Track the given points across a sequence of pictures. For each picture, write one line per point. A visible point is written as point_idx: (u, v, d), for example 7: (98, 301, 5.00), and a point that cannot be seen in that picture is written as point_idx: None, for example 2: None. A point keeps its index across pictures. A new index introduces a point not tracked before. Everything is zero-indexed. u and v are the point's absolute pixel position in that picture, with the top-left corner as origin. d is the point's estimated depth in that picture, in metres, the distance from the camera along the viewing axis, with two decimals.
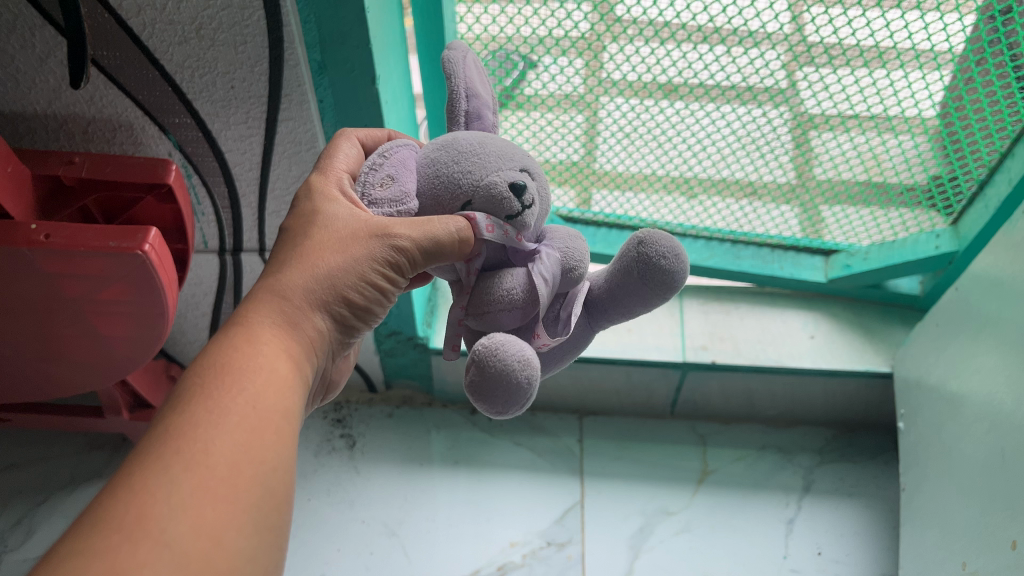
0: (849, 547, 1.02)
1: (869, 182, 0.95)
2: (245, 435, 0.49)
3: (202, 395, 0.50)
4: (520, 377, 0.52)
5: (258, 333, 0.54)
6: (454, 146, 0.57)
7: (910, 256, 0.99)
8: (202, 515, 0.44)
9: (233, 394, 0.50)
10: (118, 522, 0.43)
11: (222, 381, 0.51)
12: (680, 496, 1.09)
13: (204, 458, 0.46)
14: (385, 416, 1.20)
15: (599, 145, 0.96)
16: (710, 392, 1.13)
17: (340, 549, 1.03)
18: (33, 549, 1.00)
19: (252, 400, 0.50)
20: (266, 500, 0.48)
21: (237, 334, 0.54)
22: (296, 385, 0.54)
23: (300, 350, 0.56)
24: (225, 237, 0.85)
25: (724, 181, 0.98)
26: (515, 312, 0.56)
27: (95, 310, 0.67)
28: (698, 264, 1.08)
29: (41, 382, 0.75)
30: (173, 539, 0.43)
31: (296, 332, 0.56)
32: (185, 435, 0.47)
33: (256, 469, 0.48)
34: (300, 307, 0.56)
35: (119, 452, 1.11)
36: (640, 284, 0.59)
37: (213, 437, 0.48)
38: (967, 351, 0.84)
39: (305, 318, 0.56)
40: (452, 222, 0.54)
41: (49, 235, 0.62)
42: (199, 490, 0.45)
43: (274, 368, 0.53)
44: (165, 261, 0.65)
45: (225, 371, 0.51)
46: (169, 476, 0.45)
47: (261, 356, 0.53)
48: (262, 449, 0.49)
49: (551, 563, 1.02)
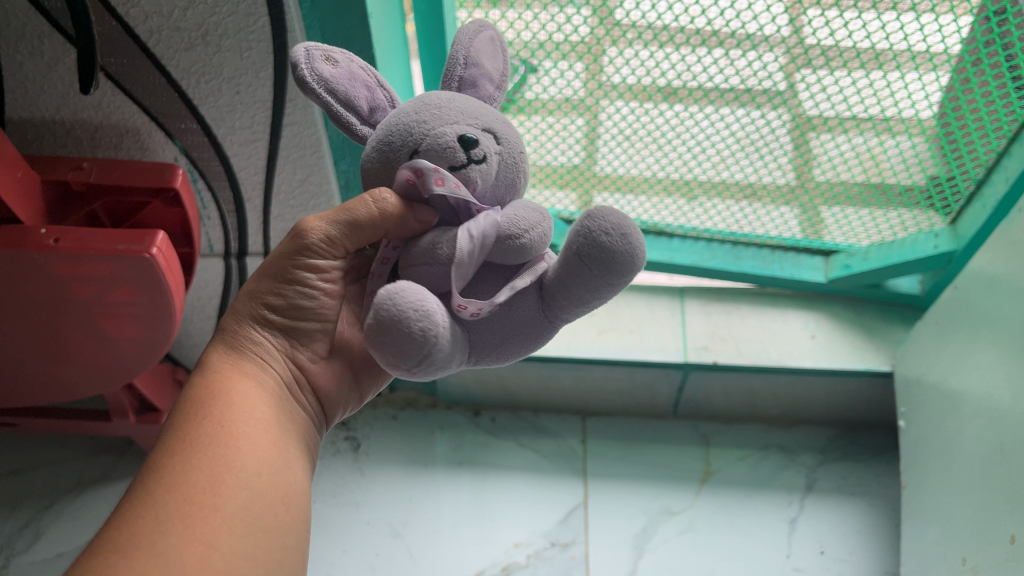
0: (851, 546, 1.03)
1: (868, 184, 0.96)
2: (218, 450, 0.53)
3: (175, 429, 0.55)
4: (414, 326, 0.46)
5: (209, 365, 0.60)
6: (424, 99, 0.54)
7: (909, 254, 0.99)
8: (192, 524, 0.49)
9: (198, 418, 0.55)
10: (118, 545, 0.47)
11: (183, 409, 0.56)
12: (684, 496, 1.10)
13: (184, 477, 0.51)
14: (389, 418, 1.20)
15: (599, 148, 0.97)
16: (712, 392, 1.14)
17: (345, 550, 1.04)
18: (41, 552, 1.01)
19: (216, 418, 0.55)
20: (253, 503, 0.52)
21: (197, 372, 0.60)
22: (254, 394, 0.58)
23: (248, 366, 0.60)
24: (230, 241, 0.86)
25: (724, 183, 0.99)
26: (440, 269, 0.51)
27: (103, 314, 0.68)
28: (699, 265, 1.08)
29: (49, 385, 0.76)
30: (168, 548, 0.47)
31: (239, 351, 0.61)
32: (163, 463, 0.52)
33: (236, 479, 0.53)
34: (238, 329, 0.62)
35: (125, 456, 1.12)
36: (582, 266, 0.51)
37: (188, 457, 0.53)
38: (966, 348, 0.85)
39: (242, 336, 0.61)
40: (364, 195, 0.55)
41: (58, 239, 0.63)
42: (184, 505, 0.50)
43: (230, 388, 0.58)
44: (172, 264, 0.66)
45: (190, 403, 0.57)
46: (155, 500, 0.50)
47: (211, 380, 0.58)
48: (237, 459, 0.54)
49: (556, 563, 1.02)
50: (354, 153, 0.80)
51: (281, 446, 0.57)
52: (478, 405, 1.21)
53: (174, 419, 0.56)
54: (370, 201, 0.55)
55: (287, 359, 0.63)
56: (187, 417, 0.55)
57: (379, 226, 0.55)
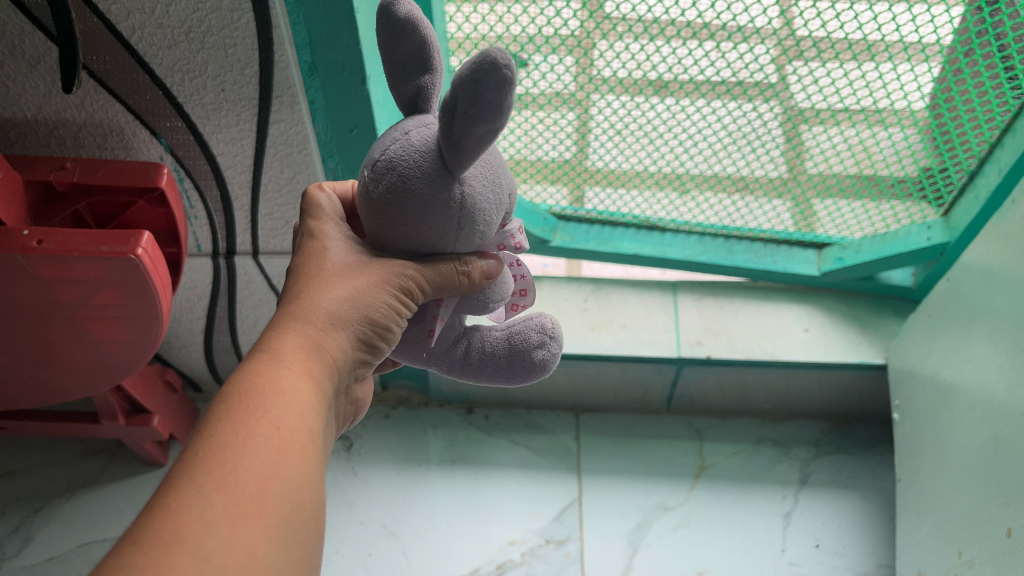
0: (846, 539, 1.03)
1: (860, 177, 0.95)
2: (275, 453, 0.44)
3: (224, 415, 0.45)
4: None
5: (279, 356, 0.49)
6: (480, 129, 0.52)
7: (902, 247, 0.99)
8: (239, 531, 0.40)
9: (257, 414, 0.45)
10: (155, 539, 0.38)
11: (244, 399, 0.46)
12: (678, 491, 1.09)
13: (233, 475, 0.42)
14: (382, 416, 1.19)
15: (590, 143, 0.96)
16: (706, 387, 1.13)
17: (339, 551, 1.03)
18: (32, 556, 1.00)
19: (277, 421, 0.46)
20: (301, 521, 0.43)
21: (252, 359, 0.49)
22: (321, 407, 0.49)
23: (322, 373, 0.50)
24: (219, 241, 0.85)
25: (716, 177, 0.98)
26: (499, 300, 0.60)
27: (89, 316, 0.67)
28: (691, 259, 1.08)
29: (38, 387, 0.75)
30: (215, 555, 0.38)
31: (318, 357, 0.51)
32: (212, 457, 0.43)
33: (290, 490, 0.43)
34: (316, 327, 0.51)
35: (116, 458, 1.11)
36: None
37: (240, 455, 0.43)
38: (961, 341, 0.85)
39: (323, 339, 0.51)
40: (450, 258, 0.53)
41: (41, 240, 0.62)
42: (236, 509, 0.41)
43: (298, 390, 0.48)
44: (158, 265, 0.65)
45: (251, 394, 0.46)
46: (200, 497, 0.40)
47: (281, 376, 0.48)
48: (295, 470, 0.44)
49: (551, 560, 1.02)
50: (343, 151, 0.78)
51: (324, 467, 0.48)
52: (472, 402, 1.21)
53: (225, 408, 0.46)
54: (457, 265, 0.53)
55: (345, 377, 0.54)
56: (245, 409, 0.45)
57: (444, 288, 0.53)
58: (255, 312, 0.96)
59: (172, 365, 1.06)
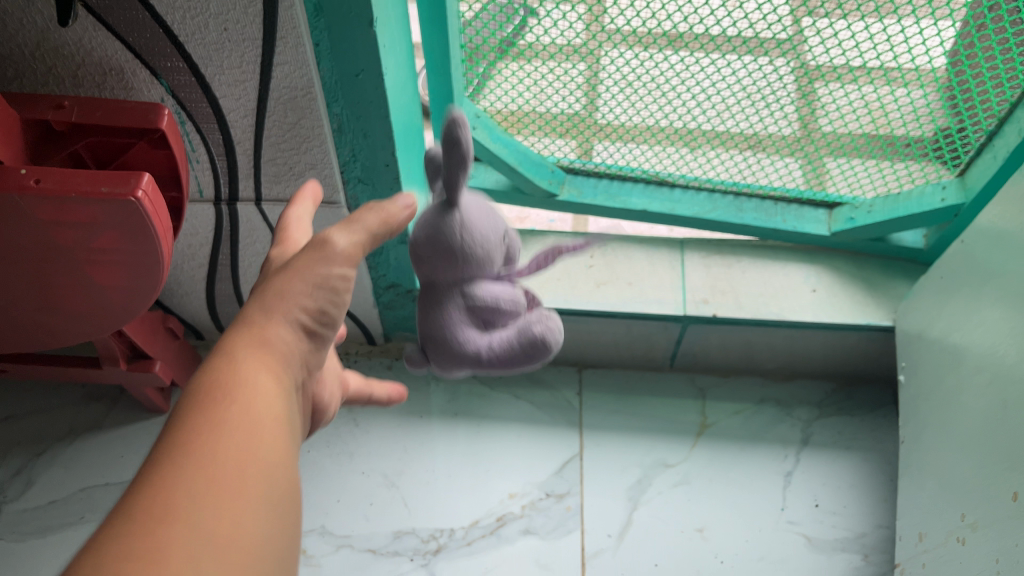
0: (845, 500, 1.05)
1: (867, 135, 0.93)
2: (250, 443, 0.37)
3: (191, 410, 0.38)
4: (476, 235, 0.48)
5: (234, 358, 0.41)
6: None
7: (915, 208, 0.98)
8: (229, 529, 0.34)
9: (224, 410, 0.38)
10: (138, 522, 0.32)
11: (203, 394, 0.39)
12: (680, 448, 1.10)
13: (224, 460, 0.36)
14: (385, 368, 1.17)
15: (600, 94, 0.93)
16: (709, 345, 1.12)
17: (340, 500, 1.05)
18: (32, 500, 1.02)
19: (239, 418, 0.38)
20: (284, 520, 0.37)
21: (207, 361, 0.41)
22: (285, 409, 0.42)
23: (280, 369, 0.43)
24: (221, 185, 0.83)
25: (728, 133, 0.96)
26: None
27: (89, 259, 0.66)
28: (700, 217, 1.07)
29: (37, 330, 0.75)
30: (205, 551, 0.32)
31: (271, 352, 0.43)
32: (183, 446, 0.36)
33: (264, 480, 0.37)
34: (266, 318, 0.44)
35: (117, 404, 1.11)
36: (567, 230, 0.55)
37: (213, 445, 0.36)
38: (972, 303, 0.84)
39: (272, 332, 0.43)
40: None
41: (39, 180, 0.60)
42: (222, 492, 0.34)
43: (258, 385, 0.40)
44: (158, 208, 0.64)
45: (212, 391, 0.39)
46: (178, 481, 0.34)
47: (241, 371, 0.40)
48: (270, 462, 0.38)
49: (551, 514, 1.04)
50: (349, 95, 0.73)
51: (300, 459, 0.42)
52: None
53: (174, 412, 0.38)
54: None
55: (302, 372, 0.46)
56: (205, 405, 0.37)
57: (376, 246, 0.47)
58: (257, 260, 0.95)
59: (173, 312, 1.06)
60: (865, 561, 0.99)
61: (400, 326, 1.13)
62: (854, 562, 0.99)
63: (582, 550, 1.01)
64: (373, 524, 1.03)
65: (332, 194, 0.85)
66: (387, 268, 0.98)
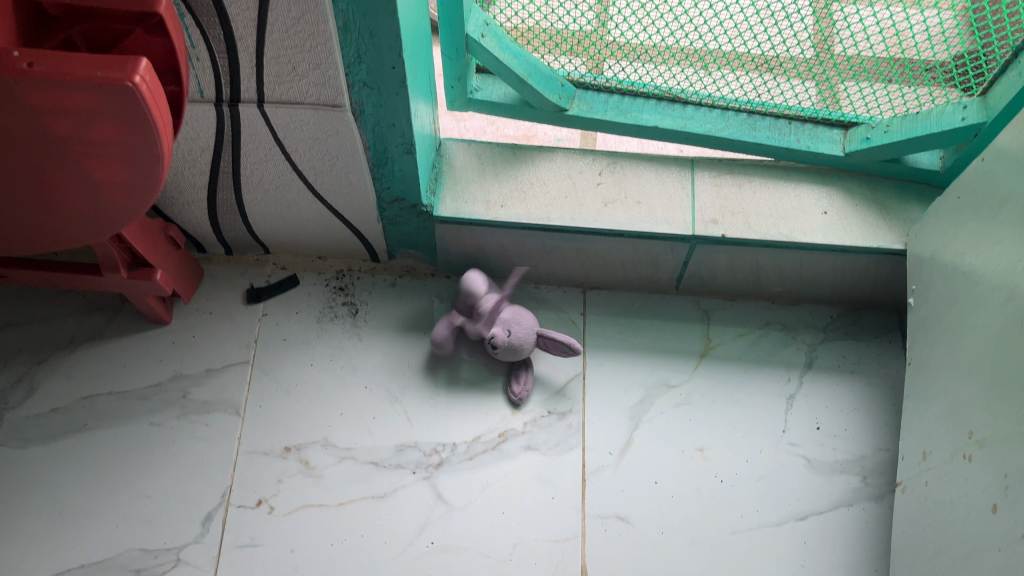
0: (847, 422, 1.07)
1: (888, 58, 0.92)
2: None
3: None
4: None
5: None
6: None
7: (934, 128, 0.94)
8: None
9: None
10: None
11: None
12: (682, 369, 1.10)
13: None
14: (388, 285, 1.14)
15: (614, 16, 0.92)
16: (717, 267, 1.10)
17: (342, 415, 1.05)
18: (36, 407, 1.04)
19: None
20: None
21: None
22: None
23: None
24: (222, 86, 0.81)
25: (741, 57, 0.95)
26: None
27: (87, 152, 0.64)
28: (713, 135, 1.01)
29: (38, 230, 0.73)
30: None
31: None
32: None
33: None
34: None
35: (118, 315, 1.10)
36: None
37: None
38: (988, 225, 0.82)
39: None
40: None
41: (32, 63, 0.58)
42: None
43: None
44: (157, 96, 0.61)
45: None
46: None
47: None
48: None
49: (553, 431, 1.05)
50: None
51: None
52: None
53: None
54: None
55: None
56: None
57: None
58: (259, 169, 0.93)
59: (174, 221, 1.04)
60: (863, 482, 1.03)
61: (403, 242, 1.11)
62: (853, 482, 1.03)
63: (584, 466, 1.04)
64: (376, 438, 1.04)
65: (335, 97, 0.82)
66: (390, 180, 0.97)
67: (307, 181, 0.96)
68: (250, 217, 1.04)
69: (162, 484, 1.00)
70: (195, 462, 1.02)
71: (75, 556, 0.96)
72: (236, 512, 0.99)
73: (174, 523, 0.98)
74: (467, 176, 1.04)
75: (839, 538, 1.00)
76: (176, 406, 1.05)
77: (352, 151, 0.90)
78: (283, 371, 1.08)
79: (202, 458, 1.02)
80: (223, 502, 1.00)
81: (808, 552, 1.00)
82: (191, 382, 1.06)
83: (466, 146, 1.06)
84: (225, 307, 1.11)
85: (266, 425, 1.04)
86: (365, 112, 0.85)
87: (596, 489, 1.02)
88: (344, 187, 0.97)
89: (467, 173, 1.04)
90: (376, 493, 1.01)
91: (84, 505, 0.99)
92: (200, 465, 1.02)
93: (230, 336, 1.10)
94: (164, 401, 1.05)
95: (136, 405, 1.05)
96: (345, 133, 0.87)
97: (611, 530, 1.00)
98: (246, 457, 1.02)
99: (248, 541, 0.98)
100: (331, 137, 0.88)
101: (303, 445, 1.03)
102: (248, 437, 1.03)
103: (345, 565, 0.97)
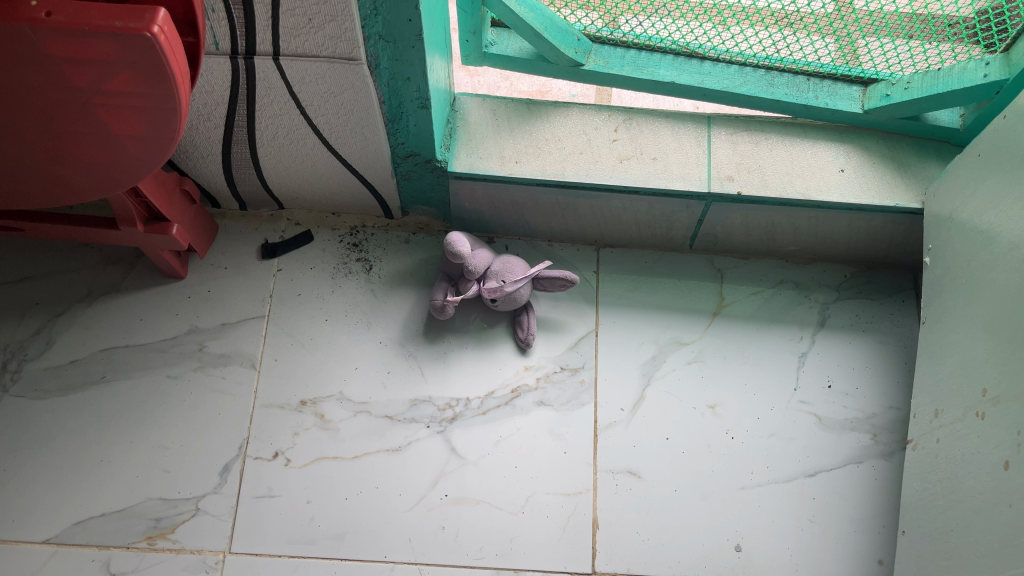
0: (858, 380, 1.08)
1: (911, 14, 0.91)
2: None
3: None
4: None
5: None
6: None
7: (955, 85, 0.92)
8: None
9: None
10: None
11: None
12: (694, 326, 1.11)
13: None
14: (402, 242, 1.14)
15: None
16: (732, 225, 1.09)
17: (357, 367, 1.06)
18: (55, 359, 1.05)
19: None
20: None
21: None
22: None
23: None
24: (237, 38, 0.80)
25: (760, 11, 0.93)
26: None
27: (104, 103, 0.64)
28: (730, 91, 1.00)
29: (53, 181, 0.74)
30: None
31: None
32: None
33: None
34: None
35: (134, 269, 1.11)
36: None
37: None
38: (1007, 183, 0.81)
39: None
40: None
41: (50, 13, 0.57)
42: None
43: None
44: (174, 46, 0.61)
45: None
46: None
47: None
48: None
49: (565, 387, 1.06)
50: None
51: None
52: (492, 232, 1.16)
53: None
54: None
55: None
56: None
57: None
58: (274, 123, 0.93)
59: (189, 175, 1.04)
60: (873, 440, 1.04)
61: (417, 199, 1.10)
62: (863, 440, 1.04)
63: (596, 422, 1.05)
64: (391, 392, 1.05)
65: (351, 50, 0.81)
66: (404, 136, 0.96)
67: (321, 136, 0.95)
68: (265, 171, 1.04)
69: (180, 435, 1.02)
70: (211, 414, 1.03)
71: (96, 505, 0.98)
72: (253, 464, 1.01)
73: (192, 474, 1.00)
74: (481, 131, 1.03)
75: (848, 494, 1.02)
76: (192, 359, 1.06)
77: (367, 105, 0.90)
78: (298, 326, 1.08)
79: (219, 410, 1.03)
80: (239, 454, 1.01)
81: (816, 508, 1.01)
82: (207, 335, 1.07)
83: (481, 102, 1.06)
84: (239, 262, 1.12)
85: (282, 378, 1.05)
86: (380, 66, 0.84)
87: (607, 445, 1.04)
88: (358, 142, 0.96)
89: (481, 128, 1.03)
90: (390, 447, 1.02)
91: (104, 455, 1.01)
92: (217, 418, 1.03)
93: (245, 291, 1.10)
94: (181, 354, 1.06)
95: (153, 357, 1.06)
96: (360, 87, 0.87)
97: (622, 485, 1.02)
98: (262, 410, 1.04)
99: (264, 492, 1.00)
100: (346, 91, 0.87)
101: (318, 399, 1.04)
102: (264, 390, 1.05)
103: (360, 515, 0.99)
